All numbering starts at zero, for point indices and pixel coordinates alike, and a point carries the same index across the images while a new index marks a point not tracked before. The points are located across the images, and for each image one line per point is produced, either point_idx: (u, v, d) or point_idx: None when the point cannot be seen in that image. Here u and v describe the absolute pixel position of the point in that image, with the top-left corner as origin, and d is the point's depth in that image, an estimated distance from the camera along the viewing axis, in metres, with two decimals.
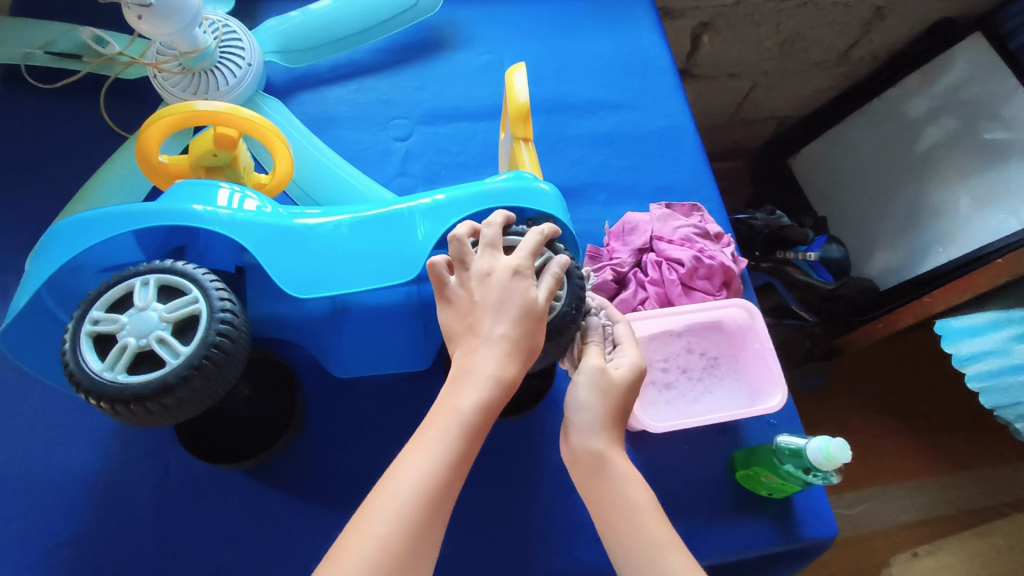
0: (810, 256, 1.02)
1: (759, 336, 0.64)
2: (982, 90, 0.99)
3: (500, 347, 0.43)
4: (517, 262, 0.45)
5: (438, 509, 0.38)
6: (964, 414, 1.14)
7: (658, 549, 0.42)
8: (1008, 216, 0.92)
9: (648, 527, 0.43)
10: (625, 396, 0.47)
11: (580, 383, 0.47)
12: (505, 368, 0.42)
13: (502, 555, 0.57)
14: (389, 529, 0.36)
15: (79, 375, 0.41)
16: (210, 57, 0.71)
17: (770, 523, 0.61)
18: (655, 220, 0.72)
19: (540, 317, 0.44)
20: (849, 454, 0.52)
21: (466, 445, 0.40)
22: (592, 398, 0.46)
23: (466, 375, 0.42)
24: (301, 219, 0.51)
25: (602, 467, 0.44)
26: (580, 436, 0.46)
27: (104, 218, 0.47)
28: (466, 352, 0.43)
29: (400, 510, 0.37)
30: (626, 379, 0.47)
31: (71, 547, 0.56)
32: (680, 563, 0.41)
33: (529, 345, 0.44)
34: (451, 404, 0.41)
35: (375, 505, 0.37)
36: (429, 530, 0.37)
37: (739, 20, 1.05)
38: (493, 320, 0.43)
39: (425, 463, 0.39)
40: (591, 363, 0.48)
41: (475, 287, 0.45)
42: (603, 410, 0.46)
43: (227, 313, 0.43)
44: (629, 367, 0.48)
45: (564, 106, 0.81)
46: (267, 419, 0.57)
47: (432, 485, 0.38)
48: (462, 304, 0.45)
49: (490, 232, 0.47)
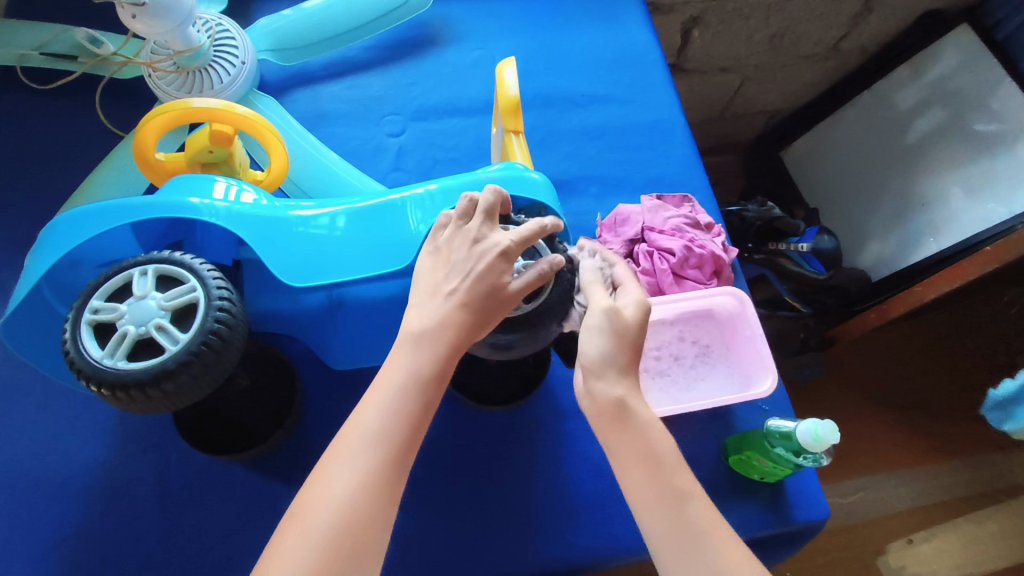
0: (801, 247, 1.02)
1: (749, 322, 0.65)
2: (970, 81, 1.00)
3: (453, 310, 0.43)
4: (507, 241, 0.46)
5: (397, 467, 0.39)
6: (956, 402, 1.15)
7: (681, 499, 0.42)
8: (997, 205, 0.93)
9: (670, 476, 0.43)
10: (638, 331, 0.47)
11: (593, 325, 0.47)
12: (460, 334, 0.43)
13: (499, 541, 0.58)
14: (349, 485, 0.38)
15: (79, 362, 0.41)
16: (203, 57, 0.72)
17: (764, 507, 0.62)
18: (646, 211, 0.73)
19: (502, 301, 0.45)
20: (837, 436, 0.53)
21: (422, 405, 0.41)
22: (607, 340, 0.46)
23: (420, 337, 0.43)
24: (297, 211, 0.52)
25: (623, 415, 0.44)
26: (600, 383, 0.45)
27: (104, 211, 0.47)
28: (421, 311, 0.44)
29: (360, 472, 0.38)
30: (636, 316, 0.48)
31: (74, 540, 0.56)
32: (700, 512, 0.42)
33: (483, 319, 0.44)
34: (403, 365, 0.42)
35: (335, 466, 0.38)
36: (390, 487, 0.38)
37: (728, 15, 1.06)
38: (458, 283, 0.44)
39: (380, 425, 0.40)
40: (601, 304, 0.48)
41: (457, 245, 0.46)
42: (619, 353, 0.46)
43: (224, 301, 0.43)
44: (636, 304, 0.49)
45: (556, 100, 0.82)
46: (264, 410, 0.58)
47: (389, 445, 0.39)
48: (441, 258, 0.46)
49: (494, 204, 0.48)
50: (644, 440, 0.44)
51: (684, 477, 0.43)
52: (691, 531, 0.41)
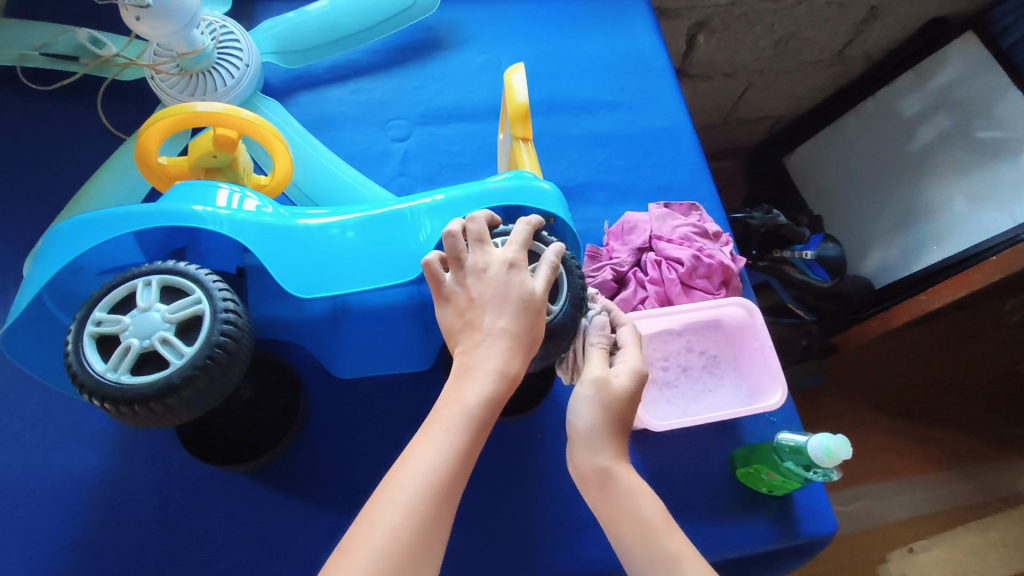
0: (806, 255, 1.01)
1: (759, 335, 0.64)
2: (975, 89, 0.99)
3: (501, 342, 0.43)
4: (511, 255, 0.45)
5: (446, 501, 0.38)
6: (958, 411, 1.15)
7: (672, 563, 0.42)
8: (1002, 214, 0.93)
9: (663, 540, 0.43)
10: (627, 407, 0.47)
11: (582, 395, 0.47)
12: (508, 362, 0.42)
13: (505, 554, 0.58)
14: (399, 522, 0.36)
15: (82, 376, 0.40)
16: (208, 59, 0.71)
17: (772, 521, 0.61)
18: (653, 220, 0.72)
19: (539, 309, 0.44)
20: (849, 451, 0.52)
21: (470, 440, 0.40)
22: (596, 413, 0.46)
23: (468, 371, 0.42)
24: (303, 220, 0.52)
25: (606, 482, 0.45)
26: (583, 452, 0.46)
27: (105, 219, 0.46)
28: (467, 348, 0.43)
29: (410, 505, 0.37)
30: (627, 388, 0.47)
31: (72, 550, 0.55)
32: (695, 572, 0.42)
33: (530, 339, 0.44)
34: (456, 399, 0.41)
35: (384, 499, 0.37)
36: (437, 522, 0.37)
37: (734, 20, 1.05)
38: (495, 315, 0.43)
39: (433, 458, 0.39)
40: (593, 375, 0.47)
41: (472, 283, 0.45)
42: (606, 427, 0.46)
43: (230, 313, 0.43)
44: (630, 374, 0.48)
45: (562, 105, 0.82)
46: (267, 420, 0.57)
47: (440, 478, 0.38)
48: (460, 301, 0.44)
49: (476, 226, 0.47)
50: (632, 504, 0.44)
51: (675, 540, 0.43)
52: None
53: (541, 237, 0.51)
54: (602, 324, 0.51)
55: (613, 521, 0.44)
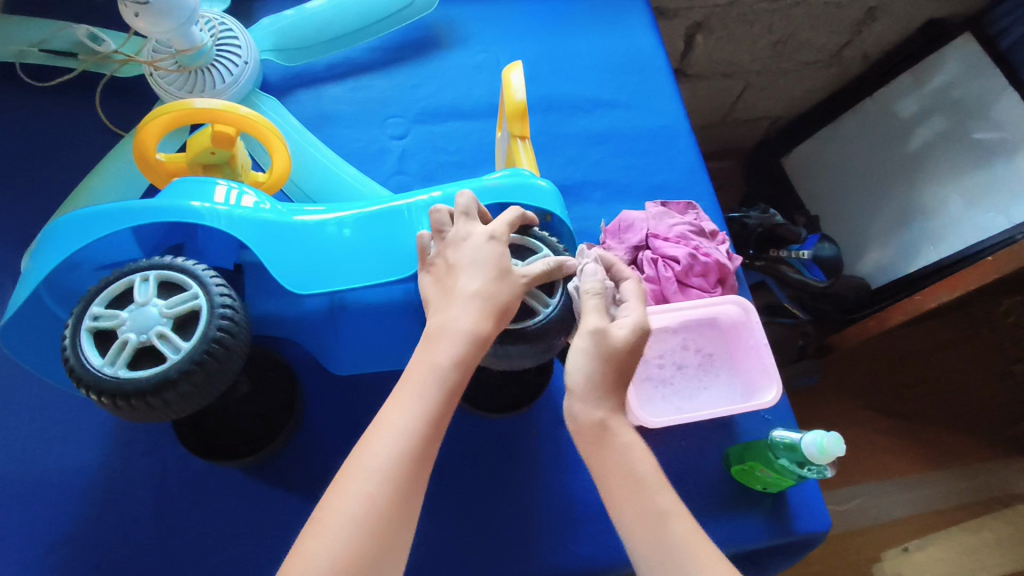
0: (802, 255, 1.01)
1: (754, 332, 0.65)
2: (972, 90, 1.00)
3: (474, 303, 0.43)
4: (493, 229, 0.47)
5: (421, 465, 0.38)
6: (952, 411, 1.15)
7: (660, 517, 0.42)
8: (998, 215, 0.93)
9: (652, 495, 0.43)
10: (627, 358, 0.46)
11: (580, 347, 0.46)
12: (480, 324, 0.42)
13: (500, 550, 0.58)
14: (373, 486, 0.37)
15: (79, 371, 0.41)
16: (206, 56, 0.71)
17: (766, 518, 0.62)
18: (651, 218, 0.73)
19: (513, 278, 0.45)
20: (842, 448, 0.52)
21: (444, 402, 0.40)
22: (593, 364, 0.45)
23: (440, 332, 0.42)
24: (301, 216, 0.52)
25: (603, 436, 0.44)
26: (580, 404, 0.45)
27: (103, 216, 0.47)
28: (440, 310, 0.43)
29: (383, 471, 0.37)
30: (627, 341, 0.46)
31: (69, 544, 0.56)
32: (681, 529, 0.42)
33: (504, 302, 0.44)
34: (427, 361, 0.41)
35: (358, 466, 0.37)
36: (412, 487, 0.38)
37: (732, 20, 1.06)
38: (468, 279, 0.44)
39: (406, 423, 0.39)
40: (589, 326, 0.46)
41: (450, 252, 0.46)
42: (604, 377, 0.45)
43: (227, 308, 0.43)
44: (630, 327, 0.47)
45: (560, 104, 0.82)
46: (263, 416, 0.57)
47: (414, 443, 0.38)
48: (439, 269, 0.46)
49: (465, 201, 0.48)
50: (626, 457, 0.44)
51: (665, 497, 0.43)
52: (670, 551, 0.41)
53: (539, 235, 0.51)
54: (596, 270, 0.49)
55: (604, 472, 0.44)
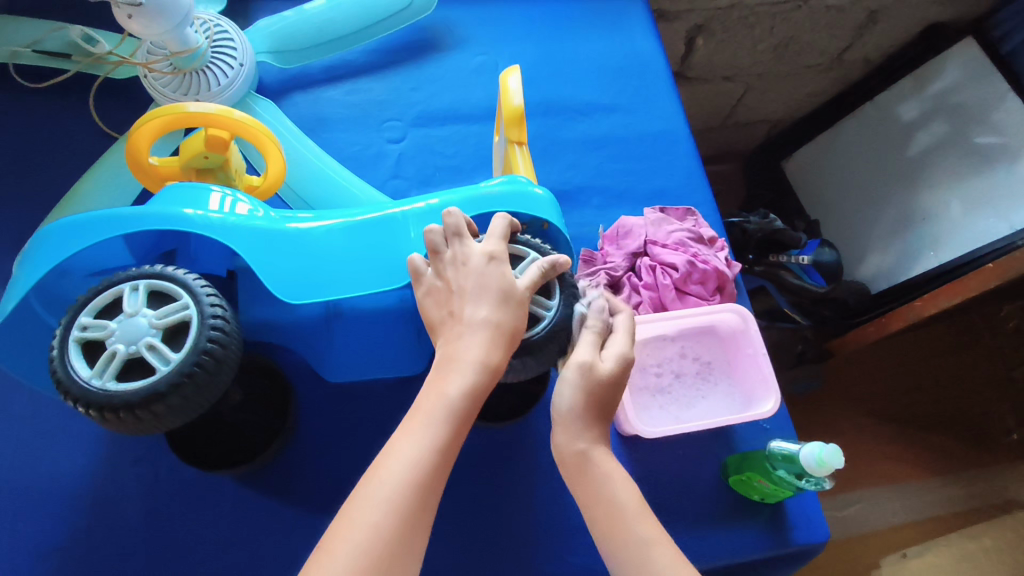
0: (802, 260, 1.01)
1: (753, 341, 0.64)
2: (974, 95, 0.99)
3: (482, 331, 0.42)
4: (491, 248, 0.46)
5: (428, 495, 0.38)
6: (952, 417, 1.15)
7: (643, 547, 0.42)
8: (999, 221, 0.92)
9: (632, 525, 0.43)
10: (610, 391, 0.47)
11: (566, 378, 0.47)
12: (490, 353, 0.42)
13: (495, 560, 0.57)
14: (380, 518, 0.36)
15: (68, 383, 0.40)
16: (201, 58, 0.70)
17: (764, 528, 0.61)
18: (649, 225, 0.72)
19: (522, 301, 0.44)
20: (842, 460, 0.52)
21: (452, 432, 0.40)
22: (578, 396, 0.46)
23: (450, 362, 0.41)
24: (294, 223, 0.51)
25: (585, 466, 0.45)
26: (564, 435, 0.46)
27: (93, 222, 0.46)
28: (449, 340, 0.43)
29: (391, 500, 0.36)
30: (612, 373, 0.47)
31: (60, 554, 0.55)
32: (664, 558, 0.42)
33: (513, 329, 0.43)
34: (436, 390, 0.40)
35: (364, 494, 0.37)
36: (419, 517, 0.37)
37: (732, 24, 1.05)
38: (475, 306, 0.43)
39: (414, 452, 0.38)
40: (579, 358, 0.47)
41: (453, 276, 0.45)
42: (587, 408, 0.46)
43: (218, 319, 0.42)
44: (616, 360, 0.47)
45: (559, 108, 0.81)
46: (256, 422, 0.57)
47: (422, 472, 0.38)
48: (440, 292, 0.45)
49: (454, 220, 0.47)
50: (607, 486, 0.44)
51: (646, 526, 0.43)
52: None
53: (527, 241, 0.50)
54: (601, 308, 0.50)
55: (590, 502, 0.44)
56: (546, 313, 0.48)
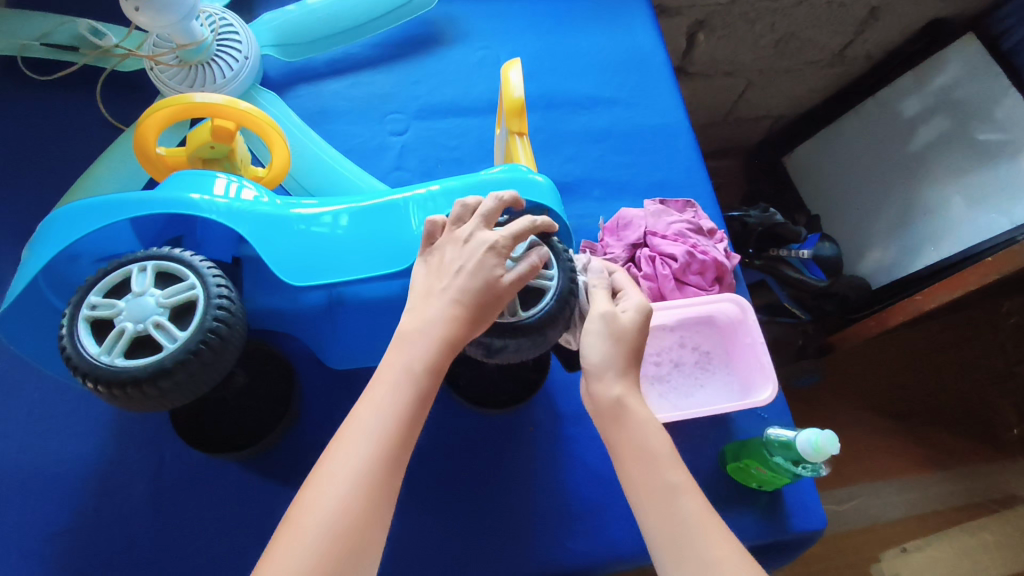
0: (802, 254, 1.02)
1: (750, 331, 0.65)
2: (974, 91, 0.99)
3: (448, 308, 0.43)
4: (497, 239, 0.45)
5: (394, 470, 0.38)
6: (953, 412, 1.15)
7: (672, 493, 0.42)
8: (999, 216, 0.93)
9: (662, 471, 0.43)
10: (638, 337, 0.48)
11: (592, 330, 0.48)
12: (451, 329, 0.42)
13: (494, 545, 0.58)
14: (345, 491, 0.37)
15: (76, 359, 0.41)
16: (207, 50, 0.71)
17: (762, 516, 0.62)
18: (649, 216, 0.73)
19: (500, 294, 0.44)
20: (838, 447, 0.52)
21: (416, 405, 0.41)
22: (608, 344, 0.47)
23: (415, 335, 0.42)
24: (299, 209, 0.52)
25: (620, 413, 0.45)
26: (599, 383, 0.46)
27: (101, 206, 0.47)
28: (417, 311, 0.44)
29: (356, 474, 0.37)
30: (635, 322, 0.48)
31: (68, 535, 0.56)
32: (692, 505, 0.41)
33: (477, 315, 0.43)
34: (399, 364, 0.41)
35: (330, 468, 0.38)
36: (385, 490, 0.38)
37: (733, 19, 1.06)
38: (451, 283, 0.44)
39: (378, 426, 0.39)
40: (599, 310, 0.48)
41: (449, 251, 0.46)
42: (621, 355, 0.47)
43: (224, 299, 0.43)
44: (636, 309, 0.49)
45: (560, 102, 0.82)
46: (260, 409, 0.57)
47: (385, 446, 0.39)
48: (434, 264, 0.46)
49: (493, 202, 0.48)
50: (639, 434, 0.44)
51: (677, 473, 0.43)
52: (680, 523, 0.41)
53: (554, 247, 0.50)
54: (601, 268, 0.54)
55: (623, 448, 0.44)
56: (550, 280, 0.49)
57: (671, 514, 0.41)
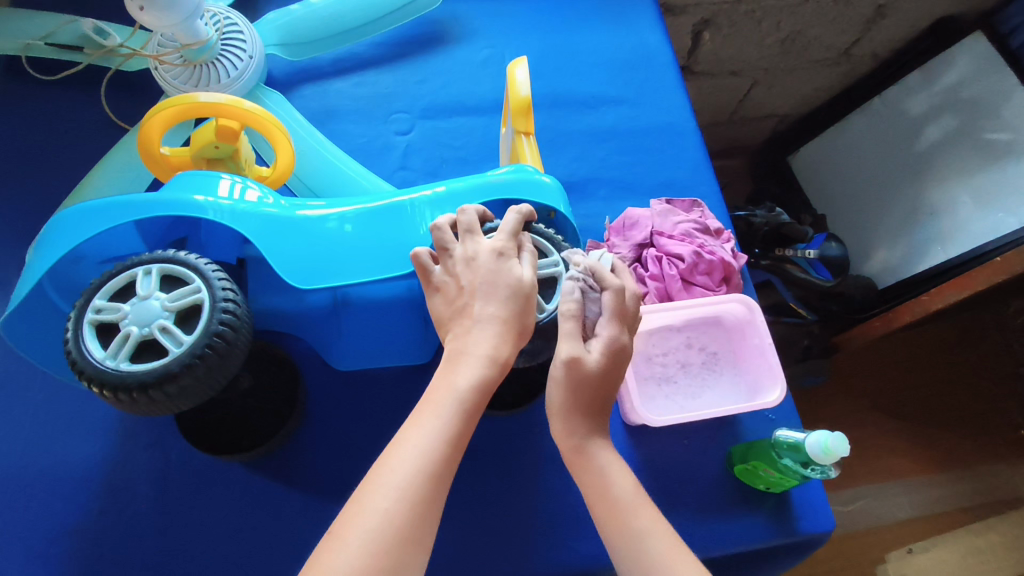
0: (809, 253, 1.00)
1: (759, 331, 0.64)
2: (983, 89, 0.98)
3: (490, 327, 0.43)
4: (499, 243, 0.46)
5: (439, 485, 0.38)
6: (960, 413, 1.14)
7: (639, 536, 0.43)
8: (1007, 215, 0.92)
9: (630, 515, 0.44)
10: (600, 382, 0.45)
11: (554, 375, 0.46)
12: (498, 347, 0.42)
13: (500, 546, 0.58)
14: (391, 505, 0.36)
15: (81, 363, 0.41)
16: (211, 50, 0.71)
17: (768, 518, 0.61)
18: (654, 216, 0.72)
19: (528, 294, 0.44)
20: (847, 447, 0.52)
21: (464, 420, 0.40)
22: (568, 393, 0.45)
23: (459, 356, 0.42)
24: (304, 211, 0.51)
25: (581, 457, 0.46)
26: (560, 428, 0.46)
27: (106, 208, 0.47)
28: (457, 335, 0.43)
29: (403, 487, 0.37)
30: (598, 369, 0.45)
31: (72, 536, 0.56)
32: (659, 548, 0.42)
33: (520, 326, 0.44)
34: (446, 383, 0.41)
35: (376, 480, 0.37)
36: (430, 505, 0.37)
37: (739, 18, 1.05)
38: (484, 301, 0.43)
39: (425, 441, 0.39)
40: (562, 354, 0.45)
41: (461, 272, 0.45)
42: (579, 403, 0.46)
43: (229, 302, 0.43)
44: (602, 352, 0.45)
45: (566, 101, 0.81)
46: (265, 411, 0.57)
47: (432, 460, 0.38)
48: (449, 290, 0.45)
49: (468, 217, 0.48)
50: (604, 479, 0.45)
51: (644, 517, 0.44)
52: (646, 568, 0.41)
53: (536, 230, 0.51)
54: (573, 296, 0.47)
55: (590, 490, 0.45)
56: (555, 266, 0.50)
57: (640, 555, 0.42)
